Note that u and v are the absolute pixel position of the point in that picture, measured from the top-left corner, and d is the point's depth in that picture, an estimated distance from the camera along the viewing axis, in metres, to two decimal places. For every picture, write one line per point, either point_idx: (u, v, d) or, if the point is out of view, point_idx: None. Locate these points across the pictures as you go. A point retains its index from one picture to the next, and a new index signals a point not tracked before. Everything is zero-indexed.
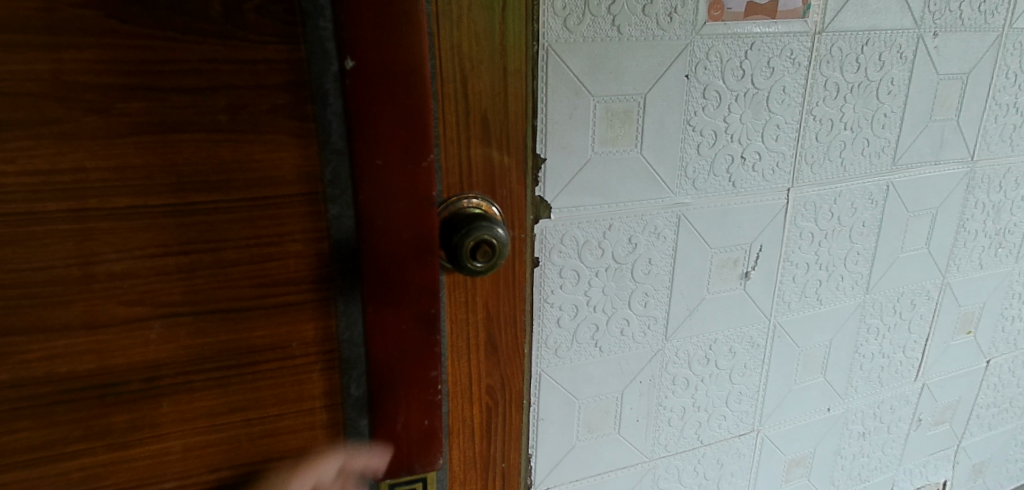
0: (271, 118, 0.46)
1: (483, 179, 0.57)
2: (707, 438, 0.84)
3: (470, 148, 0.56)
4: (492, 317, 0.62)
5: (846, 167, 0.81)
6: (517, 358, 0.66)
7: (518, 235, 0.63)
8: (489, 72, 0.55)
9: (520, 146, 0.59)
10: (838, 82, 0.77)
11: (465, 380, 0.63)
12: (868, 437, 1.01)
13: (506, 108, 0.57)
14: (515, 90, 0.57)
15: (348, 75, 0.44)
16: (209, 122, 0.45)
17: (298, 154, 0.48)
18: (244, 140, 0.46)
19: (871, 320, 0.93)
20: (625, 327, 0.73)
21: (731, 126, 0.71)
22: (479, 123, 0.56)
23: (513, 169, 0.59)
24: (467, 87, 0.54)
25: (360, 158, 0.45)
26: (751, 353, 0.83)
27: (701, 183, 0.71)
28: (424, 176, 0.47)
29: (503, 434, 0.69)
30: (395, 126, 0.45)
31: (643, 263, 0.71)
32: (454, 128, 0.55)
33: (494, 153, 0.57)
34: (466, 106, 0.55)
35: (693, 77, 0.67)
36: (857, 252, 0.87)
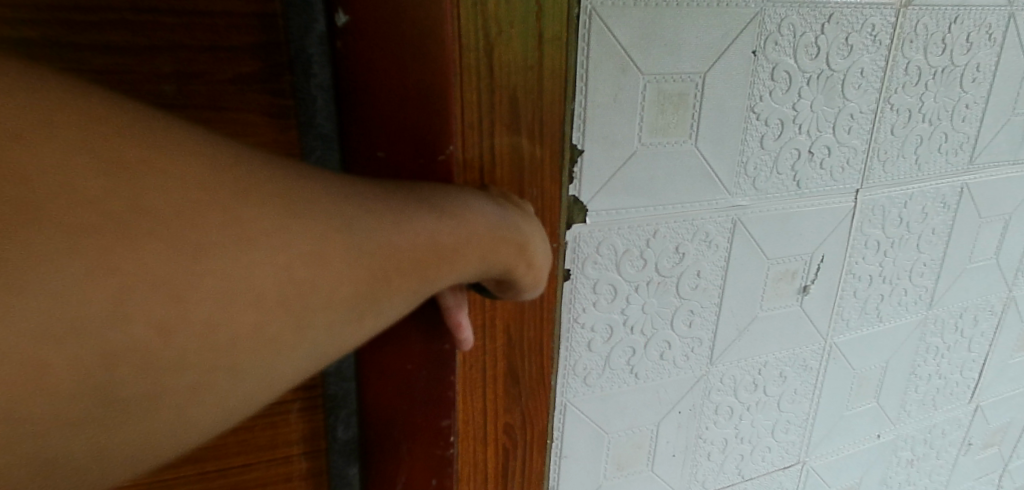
0: (234, 92, 0.36)
1: (510, 175, 0.46)
2: (749, 472, 0.73)
3: (493, 136, 0.45)
4: (516, 341, 0.52)
5: (921, 166, 0.70)
6: (544, 392, 0.55)
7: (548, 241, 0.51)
8: (520, 40, 0.43)
9: (556, 133, 0.48)
10: (921, 66, 0.65)
11: (479, 417, 0.52)
12: (916, 464, 0.91)
13: (539, 85, 0.45)
14: (552, 63, 0.46)
15: (339, 36, 0.35)
16: (149, 93, 0.34)
17: (269, 143, 0.37)
18: (196, 119, 0.36)
19: (931, 338, 0.82)
20: (665, 351, 0.62)
21: (800, 115, 0.59)
22: (505, 103, 0.45)
23: (542, 168, 0.48)
24: (492, 59, 0.43)
25: (362, 145, 0.37)
26: (803, 378, 0.72)
27: (762, 182, 0.60)
28: (442, 172, 0.39)
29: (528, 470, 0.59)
30: (406, 105, 0.37)
31: (689, 276, 0.60)
32: (475, 109, 0.43)
33: (524, 143, 0.47)
34: (489, 84, 0.43)
35: (761, 54, 0.55)
36: (923, 263, 0.76)
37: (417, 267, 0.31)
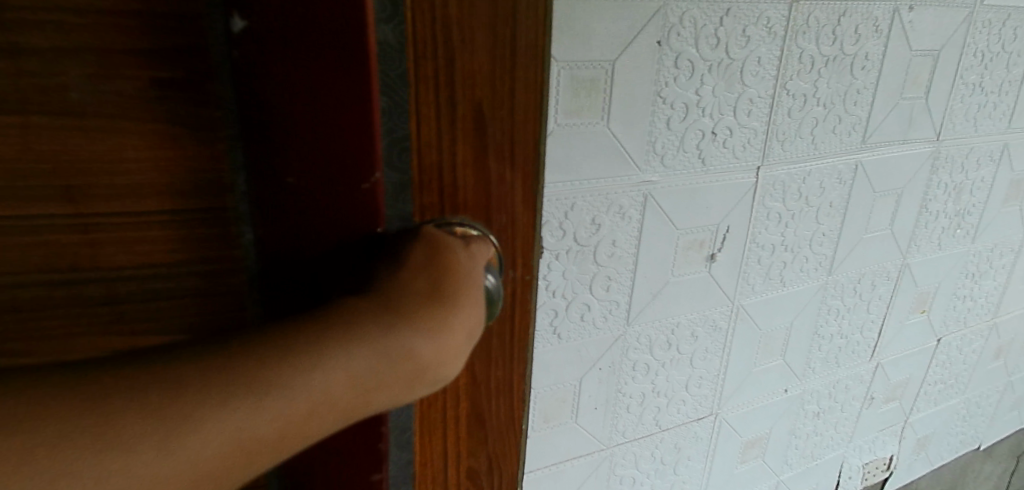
0: (151, 101, 0.30)
1: (474, 198, 0.38)
2: (665, 423, 0.81)
3: (452, 153, 0.36)
4: (481, 378, 0.43)
5: (817, 145, 0.78)
6: (513, 433, 0.46)
7: (521, 274, 0.42)
8: (489, 43, 0.34)
9: (531, 154, 0.38)
10: (813, 55, 0.72)
11: (439, 461, 0.43)
12: (821, 416, 1.00)
13: (511, 95, 0.36)
14: (527, 73, 0.36)
15: (237, 45, 0.30)
16: (55, 100, 0.29)
17: (194, 156, 0.32)
18: (110, 129, 0.30)
19: (831, 301, 0.91)
20: (585, 313, 0.69)
21: (703, 99, 0.66)
22: (469, 117, 0.36)
23: (515, 193, 0.39)
24: (455, 68, 0.34)
25: (269, 165, 0.32)
26: (713, 337, 0.80)
27: (670, 160, 0.66)
28: (368, 198, 0.34)
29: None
30: (321, 123, 0.31)
31: (606, 245, 0.67)
32: (432, 125, 0.35)
33: (492, 165, 0.37)
34: (451, 95, 0.35)
35: (665, 44, 0.61)
36: (823, 233, 0.84)
37: (272, 433, 0.29)
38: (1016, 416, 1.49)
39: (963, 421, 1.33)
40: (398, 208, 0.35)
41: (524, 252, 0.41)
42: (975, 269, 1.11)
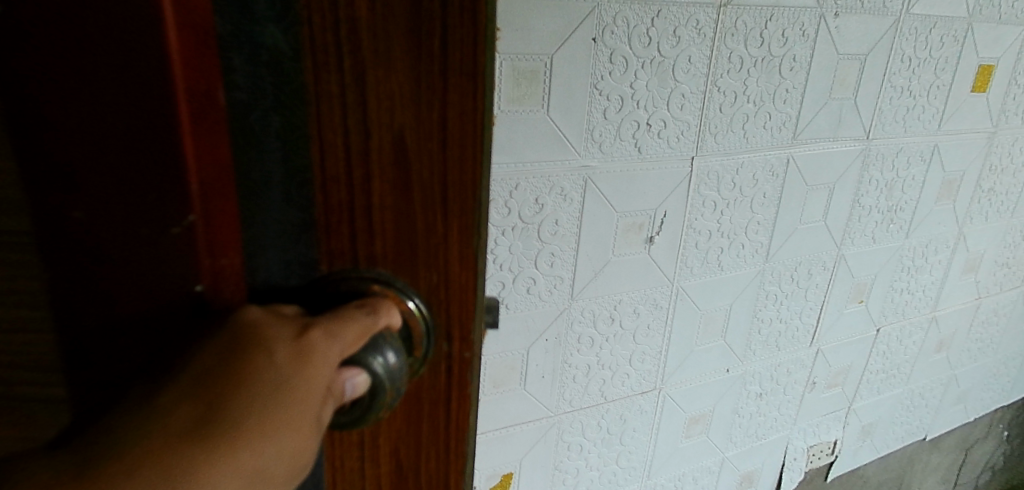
0: None
1: (395, 247, 0.30)
2: (610, 395, 0.87)
3: (366, 193, 0.28)
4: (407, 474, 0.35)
5: (749, 139, 0.85)
6: None
7: (458, 348, 0.33)
8: (410, 53, 0.26)
9: (471, 195, 0.30)
10: (742, 56, 0.79)
11: None
12: (764, 397, 1.07)
13: (443, 121, 0.28)
14: (467, 94, 0.28)
15: None
16: None
17: None
18: None
19: (769, 286, 0.98)
20: (531, 286, 0.75)
21: (637, 93, 0.73)
22: (387, 149, 0.28)
23: (449, 249, 0.30)
24: (363, 78, 0.26)
25: (47, 199, 0.23)
26: (654, 314, 0.87)
27: (608, 147, 0.73)
28: (177, 248, 0.24)
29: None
30: (132, 150, 0.23)
31: (549, 224, 0.73)
32: (340, 156, 0.27)
33: (417, 208, 0.29)
34: (361, 115, 0.27)
35: (599, 42, 0.68)
36: (757, 222, 0.91)
37: None
38: (963, 408, 1.57)
39: (908, 411, 1.41)
40: (292, 251, 0.28)
41: (462, 323, 0.32)
42: (911, 262, 1.18)
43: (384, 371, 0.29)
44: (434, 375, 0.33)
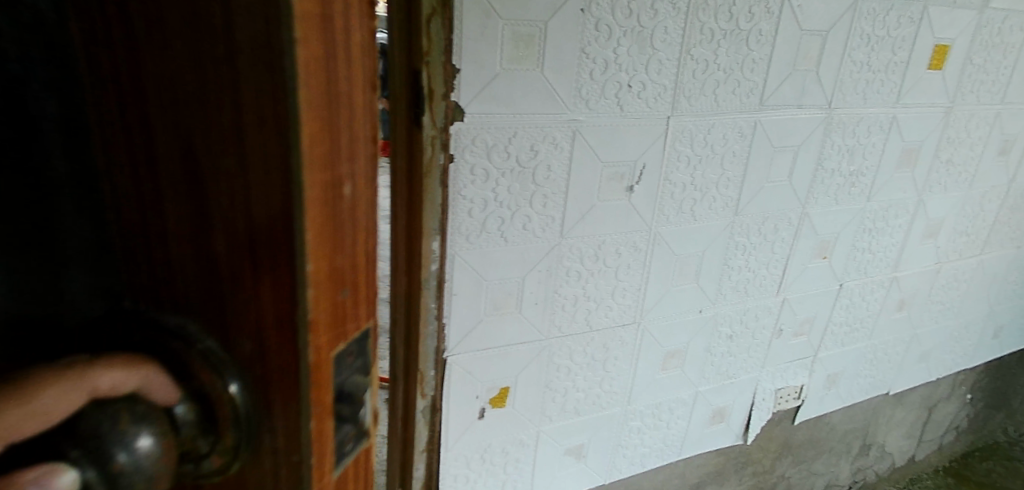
0: None
1: (197, 304, 0.29)
2: (595, 325, 1.00)
3: (163, 239, 0.28)
4: None
5: (718, 103, 0.97)
6: None
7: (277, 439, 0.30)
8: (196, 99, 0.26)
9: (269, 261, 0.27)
10: (713, 28, 0.91)
11: None
12: (734, 339, 1.20)
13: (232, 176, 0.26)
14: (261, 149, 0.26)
15: None
16: None
17: None
18: None
19: (738, 237, 1.10)
20: (527, 223, 0.88)
21: (620, 58, 0.85)
22: (177, 200, 0.28)
23: (260, 316, 0.28)
24: (149, 120, 0.27)
25: None
26: (634, 256, 0.99)
27: (594, 105, 0.86)
28: None
29: (434, 332, 0.89)
30: None
31: (542, 169, 0.86)
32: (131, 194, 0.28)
33: (221, 266, 0.28)
34: (149, 159, 0.27)
35: (587, 12, 0.80)
36: (727, 178, 1.04)
37: None
38: (925, 367, 1.70)
39: (871, 365, 1.54)
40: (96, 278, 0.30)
41: (274, 404, 0.30)
42: (872, 224, 1.31)
43: (99, 477, 0.26)
44: (262, 479, 0.31)
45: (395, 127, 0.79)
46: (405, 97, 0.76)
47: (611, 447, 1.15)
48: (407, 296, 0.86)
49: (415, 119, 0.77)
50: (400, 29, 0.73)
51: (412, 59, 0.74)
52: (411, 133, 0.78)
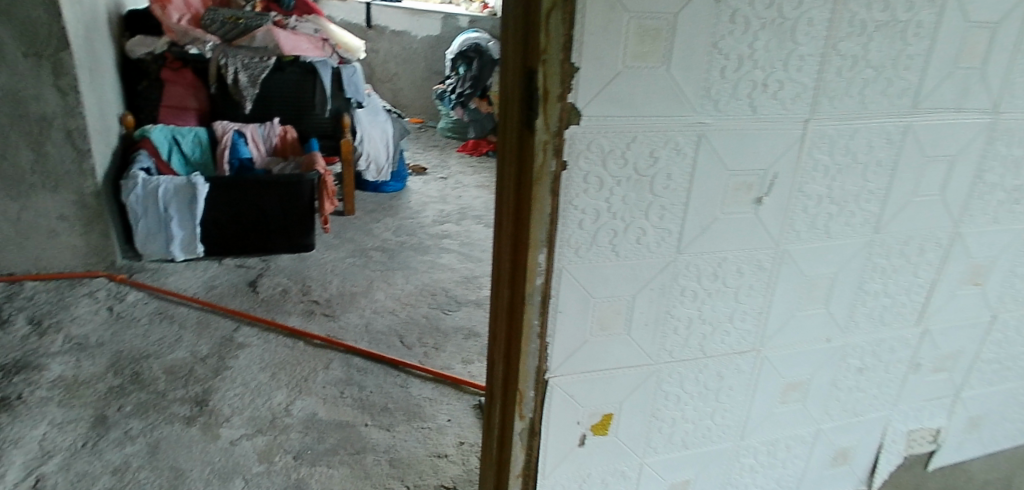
0: None
1: None
2: (710, 351, 0.91)
3: None
4: None
5: (865, 105, 0.85)
6: None
7: None
8: None
9: None
10: (865, 19, 0.79)
11: None
12: (865, 373, 1.06)
13: None
14: None
15: None
16: None
17: None
18: None
19: (878, 259, 0.97)
20: (641, 236, 0.80)
21: (756, 53, 0.75)
22: None
23: None
24: None
25: None
26: (758, 276, 0.89)
27: (723, 106, 0.76)
28: None
29: (535, 351, 0.83)
30: None
31: (662, 177, 0.78)
32: None
33: None
34: None
35: (722, 2, 0.71)
36: (870, 191, 0.91)
37: None
38: None
39: None
40: None
41: None
42: None
43: None
44: None
45: (513, 129, 0.76)
46: (520, 98, 0.73)
47: (720, 485, 1.05)
48: (514, 306, 0.83)
49: (529, 121, 0.73)
50: (523, 26, 0.70)
51: (530, 57, 0.70)
52: (525, 137, 0.74)
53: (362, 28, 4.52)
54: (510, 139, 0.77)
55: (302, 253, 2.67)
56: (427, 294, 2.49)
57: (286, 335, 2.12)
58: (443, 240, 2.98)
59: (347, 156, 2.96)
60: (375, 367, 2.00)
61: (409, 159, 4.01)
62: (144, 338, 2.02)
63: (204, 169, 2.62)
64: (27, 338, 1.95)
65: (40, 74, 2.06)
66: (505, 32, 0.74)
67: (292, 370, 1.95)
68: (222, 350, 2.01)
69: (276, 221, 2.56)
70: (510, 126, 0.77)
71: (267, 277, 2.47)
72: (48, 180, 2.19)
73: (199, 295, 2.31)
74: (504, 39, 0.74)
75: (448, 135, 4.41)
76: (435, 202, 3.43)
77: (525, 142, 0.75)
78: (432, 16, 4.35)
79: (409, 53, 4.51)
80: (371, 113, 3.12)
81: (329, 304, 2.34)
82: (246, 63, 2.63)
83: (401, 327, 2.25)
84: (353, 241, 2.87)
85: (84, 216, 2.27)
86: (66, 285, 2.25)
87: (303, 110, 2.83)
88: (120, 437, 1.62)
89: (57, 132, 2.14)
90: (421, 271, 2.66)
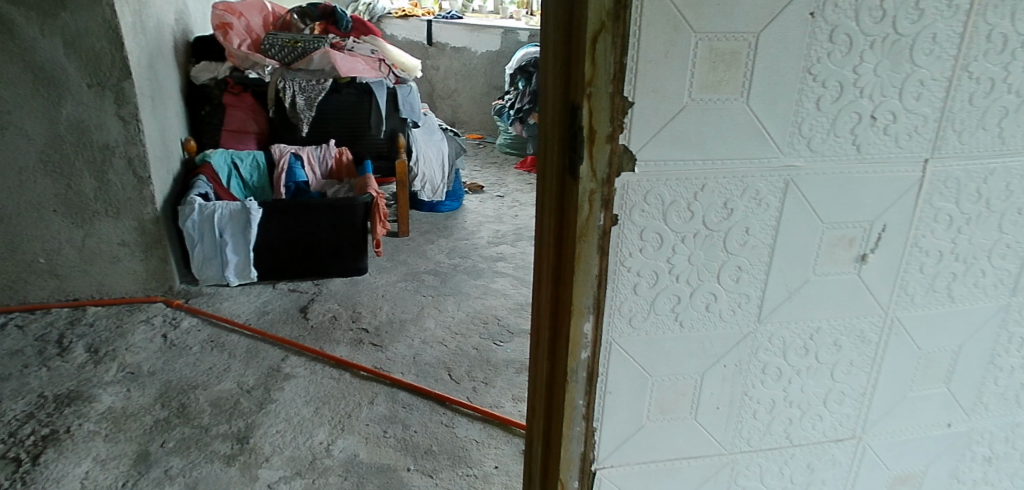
0: None
1: None
2: (797, 439, 0.75)
3: None
4: None
5: (1004, 140, 0.66)
6: None
7: None
8: None
9: None
10: (1007, 33, 0.61)
11: None
12: (995, 462, 0.86)
13: None
14: None
15: None
16: None
17: None
18: None
19: (1015, 327, 0.77)
20: (711, 304, 0.65)
21: (862, 79, 0.59)
22: None
23: None
24: None
25: None
26: (860, 350, 0.72)
27: (817, 144, 0.61)
28: None
29: (579, 436, 0.69)
30: None
31: (739, 233, 0.63)
32: None
33: None
34: None
35: (819, 16, 0.56)
36: (1007, 245, 0.71)
37: None
38: None
39: None
40: None
41: None
42: None
43: None
44: None
45: (552, 174, 0.63)
46: (562, 138, 0.60)
47: None
48: (554, 382, 0.69)
49: (571, 166, 0.59)
50: (563, 52, 0.57)
51: (573, 90, 0.57)
52: (567, 184, 0.61)
53: (423, 46, 4.51)
54: (549, 186, 0.64)
55: (355, 278, 2.61)
56: (479, 322, 2.37)
57: (333, 366, 2.05)
58: (498, 263, 2.87)
59: (401, 177, 2.91)
60: (421, 403, 1.90)
61: (467, 178, 3.93)
62: (194, 367, 1.99)
63: (261, 193, 2.62)
64: (83, 367, 1.94)
65: (103, 104, 2.09)
66: (543, 59, 0.62)
67: (336, 405, 1.87)
68: (268, 382, 1.95)
69: (329, 245, 2.52)
70: (549, 171, 0.63)
71: (318, 303, 2.42)
72: (111, 207, 2.21)
73: (251, 322, 2.28)
74: (542, 68, 0.61)
75: (506, 150, 4.36)
76: (491, 222, 3.33)
77: (568, 190, 0.61)
78: (492, 31, 4.28)
79: (469, 70, 4.46)
80: (426, 132, 3.09)
81: (378, 333, 2.26)
82: (304, 86, 2.64)
83: (450, 358, 2.14)
84: (407, 265, 2.80)
85: (144, 242, 2.28)
86: (125, 310, 2.26)
87: (358, 132, 2.83)
88: (159, 476, 1.57)
89: (118, 160, 2.16)
90: (474, 297, 2.55)
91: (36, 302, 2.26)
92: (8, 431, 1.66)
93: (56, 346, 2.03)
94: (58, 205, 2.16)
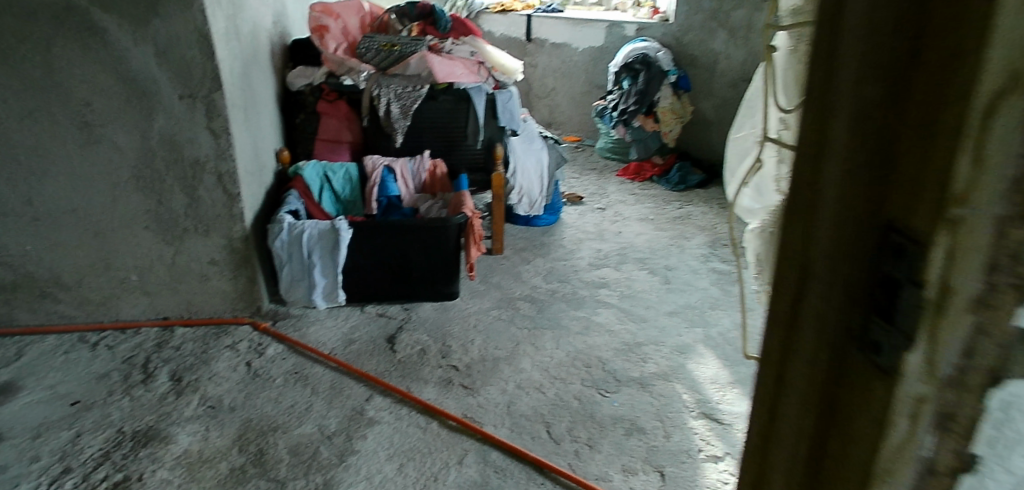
0: None
1: None
2: None
3: None
4: None
5: None
6: None
7: None
8: None
9: None
10: None
11: None
12: None
13: None
14: None
15: None
16: None
17: None
18: None
19: None
20: None
21: None
22: None
23: None
24: None
25: None
26: None
27: None
28: None
29: None
30: None
31: None
32: None
33: None
34: None
35: None
36: None
37: None
38: None
39: None
40: None
41: None
42: None
43: None
44: None
45: (826, 337, 0.37)
46: (859, 283, 0.34)
47: None
48: None
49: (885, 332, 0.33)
50: (883, 137, 0.31)
51: (904, 207, 0.31)
52: (865, 358, 0.35)
53: (521, 41, 4.27)
54: (812, 348, 0.39)
55: (446, 303, 2.41)
56: (580, 365, 2.10)
57: (421, 412, 1.85)
58: (600, 291, 2.58)
59: (498, 190, 2.67)
60: (515, 468, 1.65)
61: (565, 187, 3.66)
62: (275, 404, 1.85)
63: (352, 207, 2.47)
64: (164, 398, 1.84)
65: (194, 117, 1.97)
66: (813, 141, 0.36)
67: (421, 463, 1.66)
68: (350, 428, 1.78)
69: (419, 266, 2.33)
70: (811, 322, 0.38)
71: (406, 332, 2.23)
72: (201, 224, 2.11)
73: (337, 352, 2.11)
74: (818, 158, 0.36)
75: (607, 154, 4.05)
76: (592, 239, 3.04)
77: (861, 369, 0.35)
78: (596, 26, 3.98)
79: (569, 67, 4.17)
80: (525, 141, 2.84)
81: (469, 373, 2.04)
82: (399, 93, 2.49)
83: (548, 409, 1.89)
84: (501, 288, 2.57)
85: (233, 261, 2.17)
86: (211, 333, 2.16)
87: (454, 141, 2.63)
88: None
89: (208, 176, 2.05)
90: (574, 333, 2.27)
91: (128, 320, 2.20)
92: (82, 475, 1.57)
93: (141, 372, 1.95)
94: (150, 222, 2.08)
